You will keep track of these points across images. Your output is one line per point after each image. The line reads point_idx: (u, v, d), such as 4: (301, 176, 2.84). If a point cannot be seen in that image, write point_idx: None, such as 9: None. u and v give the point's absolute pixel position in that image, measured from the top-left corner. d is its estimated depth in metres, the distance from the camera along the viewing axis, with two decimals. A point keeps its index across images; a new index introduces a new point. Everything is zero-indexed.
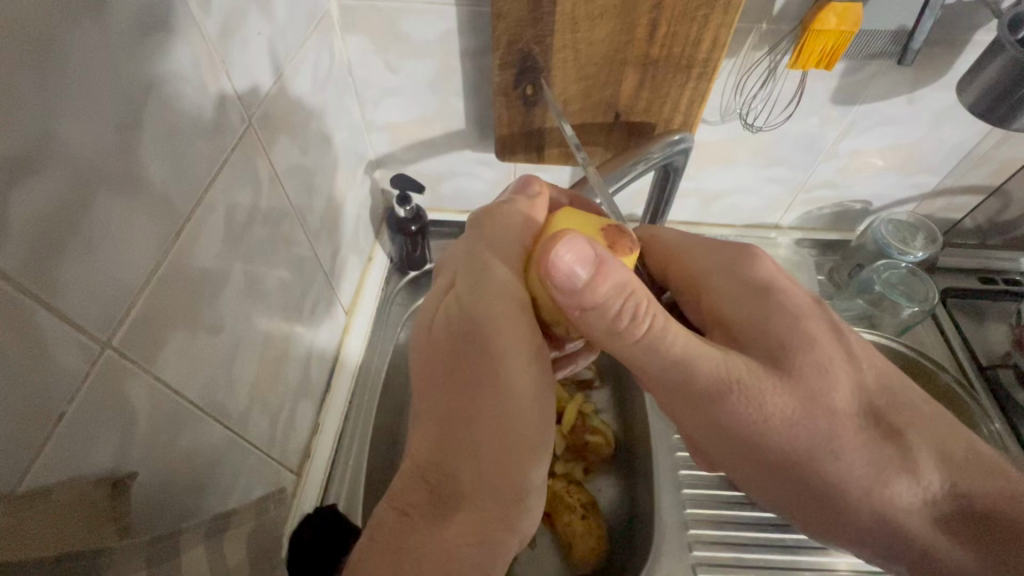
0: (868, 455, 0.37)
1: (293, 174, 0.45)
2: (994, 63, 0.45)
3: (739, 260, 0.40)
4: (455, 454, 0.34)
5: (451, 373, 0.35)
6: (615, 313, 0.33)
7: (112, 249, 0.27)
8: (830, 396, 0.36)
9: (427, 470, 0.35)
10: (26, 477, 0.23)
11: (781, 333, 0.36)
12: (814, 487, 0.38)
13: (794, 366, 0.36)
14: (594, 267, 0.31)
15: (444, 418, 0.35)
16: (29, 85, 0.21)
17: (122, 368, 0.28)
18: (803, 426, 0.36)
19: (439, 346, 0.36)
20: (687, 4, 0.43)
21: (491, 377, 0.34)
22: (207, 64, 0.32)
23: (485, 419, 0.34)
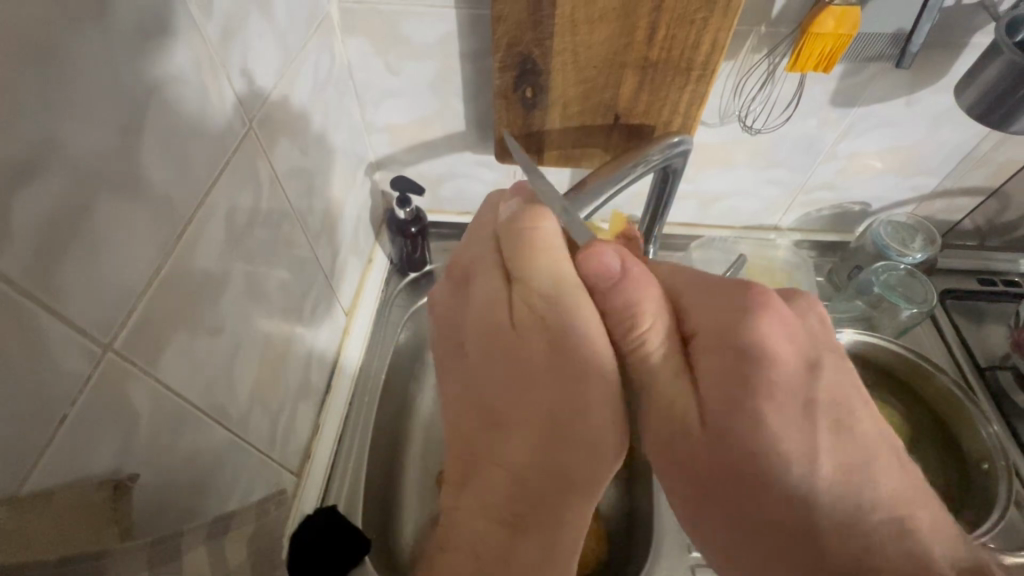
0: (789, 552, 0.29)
1: (294, 176, 0.46)
2: (992, 65, 0.45)
3: (737, 313, 0.31)
4: (562, 457, 0.33)
5: (543, 373, 0.34)
6: (616, 324, 0.34)
7: (113, 251, 0.27)
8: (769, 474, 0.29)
9: (529, 478, 0.33)
10: (27, 482, 0.24)
11: (749, 406, 0.29)
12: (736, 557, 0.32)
13: (727, 426, 0.30)
14: (622, 274, 0.33)
15: (540, 422, 0.33)
16: (31, 91, 0.22)
17: (123, 370, 0.28)
18: (715, 488, 0.31)
19: (521, 346, 0.34)
20: (687, 7, 0.43)
21: (591, 374, 0.33)
22: (208, 67, 0.32)
23: (591, 415, 0.33)
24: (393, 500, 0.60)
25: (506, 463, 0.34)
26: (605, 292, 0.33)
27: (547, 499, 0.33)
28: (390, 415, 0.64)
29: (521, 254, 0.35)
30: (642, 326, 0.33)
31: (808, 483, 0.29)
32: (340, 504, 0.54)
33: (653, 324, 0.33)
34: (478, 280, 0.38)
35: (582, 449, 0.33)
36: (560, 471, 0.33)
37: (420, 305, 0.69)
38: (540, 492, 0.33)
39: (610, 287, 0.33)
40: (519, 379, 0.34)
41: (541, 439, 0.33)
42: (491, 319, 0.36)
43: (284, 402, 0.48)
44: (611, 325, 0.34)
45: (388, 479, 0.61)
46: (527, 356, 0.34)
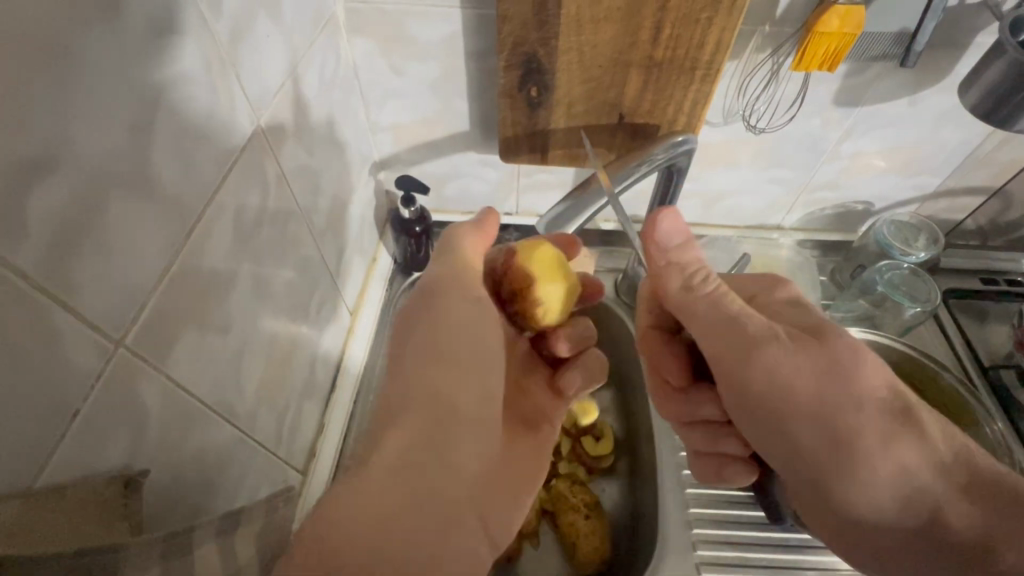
0: (882, 426, 0.36)
1: (301, 176, 0.46)
2: (994, 65, 0.45)
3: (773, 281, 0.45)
4: (400, 394, 0.37)
5: (416, 328, 0.40)
6: (694, 271, 0.42)
7: (125, 249, 0.27)
8: (859, 372, 0.36)
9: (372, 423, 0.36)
10: (42, 474, 0.24)
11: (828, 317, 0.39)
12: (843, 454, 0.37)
13: (827, 340, 0.37)
14: (684, 237, 0.42)
15: (400, 369, 0.39)
16: (48, 90, 0.22)
17: (135, 367, 0.29)
18: (829, 395, 0.36)
19: (408, 310, 0.41)
20: (691, 7, 0.44)
21: (441, 323, 0.40)
22: (216, 65, 0.32)
23: (439, 357, 0.39)
24: None
25: (378, 407, 0.37)
26: (681, 245, 0.42)
27: (380, 434, 0.35)
28: None
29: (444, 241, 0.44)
30: (715, 277, 0.41)
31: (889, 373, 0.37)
32: None
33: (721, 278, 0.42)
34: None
35: (421, 390, 0.37)
36: (394, 407, 0.37)
37: None
38: (387, 426, 0.35)
39: (674, 247, 0.42)
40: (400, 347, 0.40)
41: (395, 381, 0.38)
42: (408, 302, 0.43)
43: (290, 401, 0.48)
44: (691, 274, 0.42)
45: None
46: (405, 326, 0.41)
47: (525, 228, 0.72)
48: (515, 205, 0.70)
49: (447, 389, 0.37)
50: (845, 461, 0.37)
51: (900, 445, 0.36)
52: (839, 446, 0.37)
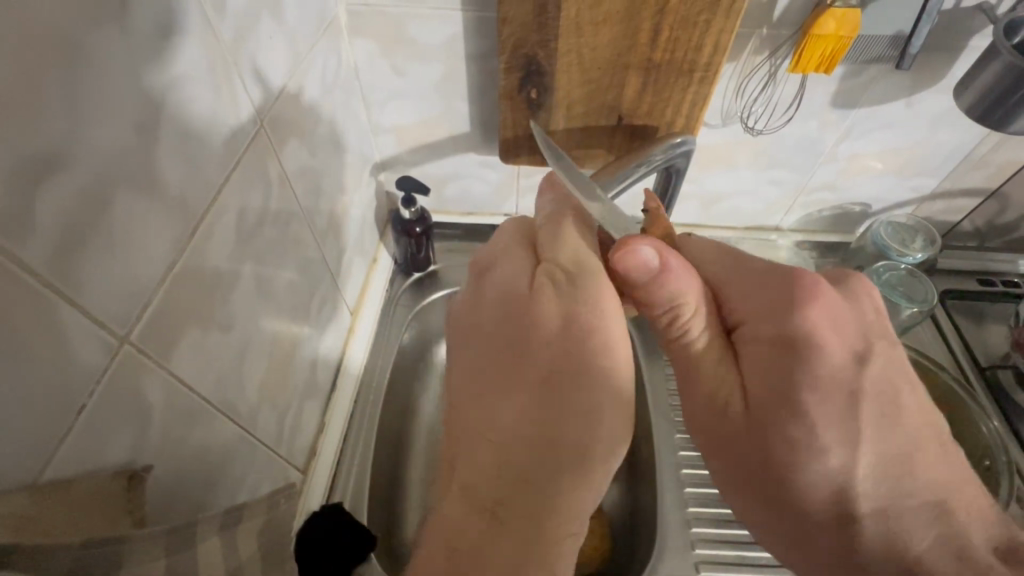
0: (833, 542, 0.37)
1: (303, 176, 0.46)
2: (991, 67, 0.45)
3: (790, 298, 0.36)
4: (551, 423, 0.34)
5: (559, 345, 0.35)
6: (661, 312, 0.39)
7: (132, 247, 0.27)
8: (812, 468, 0.36)
9: (513, 451, 0.33)
10: (48, 467, 0.24)
11: (793, 389, 0.35)
12: (799, 556, 0.39)
13: (771, 423, 0.36)
14: (657, 273, 0.36)
15: (533, 391, 0.34)
16: (57, 89, 0.22)
17: (139, 363, 0.29)
18: (780, 502, 0.38)
19: (541, 324, 0.36)
20: (689, 9, 0.44)
21: (605, 342, 0.35)
22: (219, 67, 0.33)
23: (598, 376, 0.35)
24: (398, 499, 0.61)
25: (512, 439, 0.33)
26: (650, 282, 0.36)
27: (537, 484, 0.33)
28: (396, 413, 0.64)
29: (552, 239, 0.39)
30: (683, 317, 0.39)
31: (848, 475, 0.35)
32: (345, 501, 0.54)
33: (697, 312, 0.39)
34: (500, 267, 0.40)
35: (577, 419, 0.34)
36: (547, 439, 0.33)
37: (424, 304, 0.70)
38: (541, 463, 0.33)
39: (642, 287, 0.37)
40: (523, 348, 0.36)
41: (534, 405, 0.34)
42: (487, 316, 0.38)
43: (291, 400, 0.49)
44: (654, 315, 0.39)
45: (394, 478, 0.61)
46: (535, 323, 0.36)
47: None
48: (514, 205, 0.70)
49: (616, 400, 0.35)
50: (787, 545, 0.39)
51: (839, 552, 0.37)
52: (802, 554, 0.39)
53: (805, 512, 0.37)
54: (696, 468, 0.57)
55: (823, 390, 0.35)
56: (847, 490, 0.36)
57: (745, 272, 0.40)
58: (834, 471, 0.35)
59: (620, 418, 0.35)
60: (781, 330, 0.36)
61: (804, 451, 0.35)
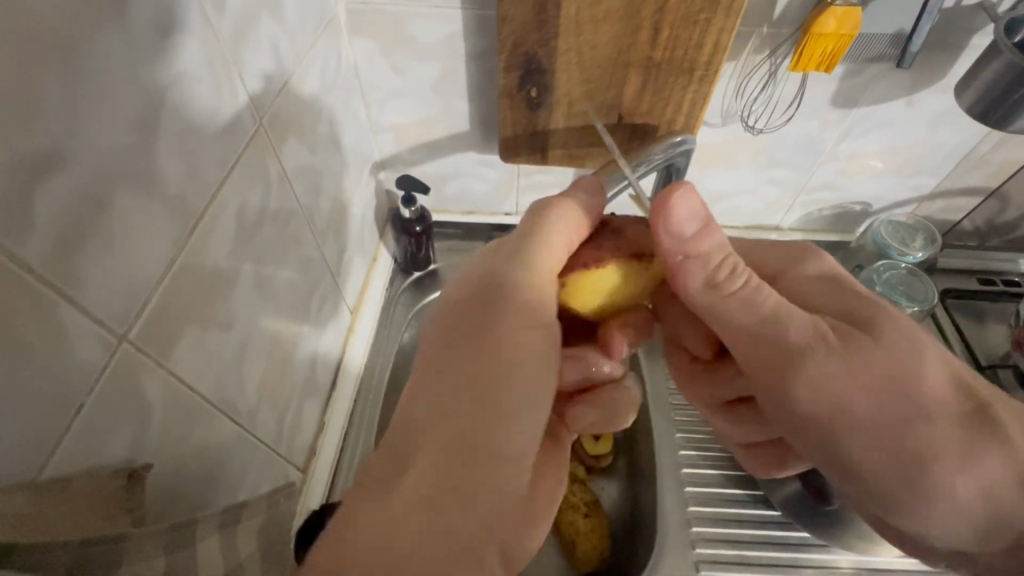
0: (951, 428, 0.34)
1: (302, 175, 0.46)
2: (991, 66, 0.45)
3: (801, 250, 0.43)
4: (450, 408, 0.34)
5: (475, 336, 0.37)
6: (719, 259, 0.37)
7: (132, 246, 0.27)
8: (915, 360, 0.35)
9: (414, 433, 0.34)
10: (48, 465, 0.24)
11: (858, 299, 0.38)
12: (904, 471, 0.35)
13: (868, 327, 0.36)
14: (703, 222, 0.36)
15: (453, 377, 0.35)
16: (56, 87, 0.22)
17: (138, 362, 0.29)
18: (892, 412, 0.35)
19: (469, 315, 0.38)
20: (689, 8, 0.44)
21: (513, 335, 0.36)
22: (219, 65, 0.33)
23: (500, 367, 0.35)
24: None
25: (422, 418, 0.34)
26: (696, 236, 0.36)
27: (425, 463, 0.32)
28: None
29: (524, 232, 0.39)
30: (740, 265, 0.37)
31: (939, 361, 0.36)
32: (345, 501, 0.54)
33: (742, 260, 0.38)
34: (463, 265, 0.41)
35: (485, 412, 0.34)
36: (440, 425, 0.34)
37: (424, 304, 0.70)
38: (447, 447, 0.33)
39: (686, 238, 0.36)
40: (455, 340, 0.37)
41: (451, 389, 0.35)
42: (445, 311, 0.39)
43: (291, 399, 0.49)
44: (713, 267, 0.37)
45: None
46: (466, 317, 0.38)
47: None
48: (514, 205, 0.70)
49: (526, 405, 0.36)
50: (892, 454, 0.35)
51: (952, 434, 0.34)
52: (902, 470, 0.35)
53: (937, 410, 0.34)
54: (696, 467, 0.57)
55: (875, 296, 0.39)
56: (944, 382, 0.35)
57: (771, 248, 0.45)
58: (933, 357, 0.36)
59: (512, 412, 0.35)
60: (821, 268, 0.41)
61: (902, 350, 0.35)
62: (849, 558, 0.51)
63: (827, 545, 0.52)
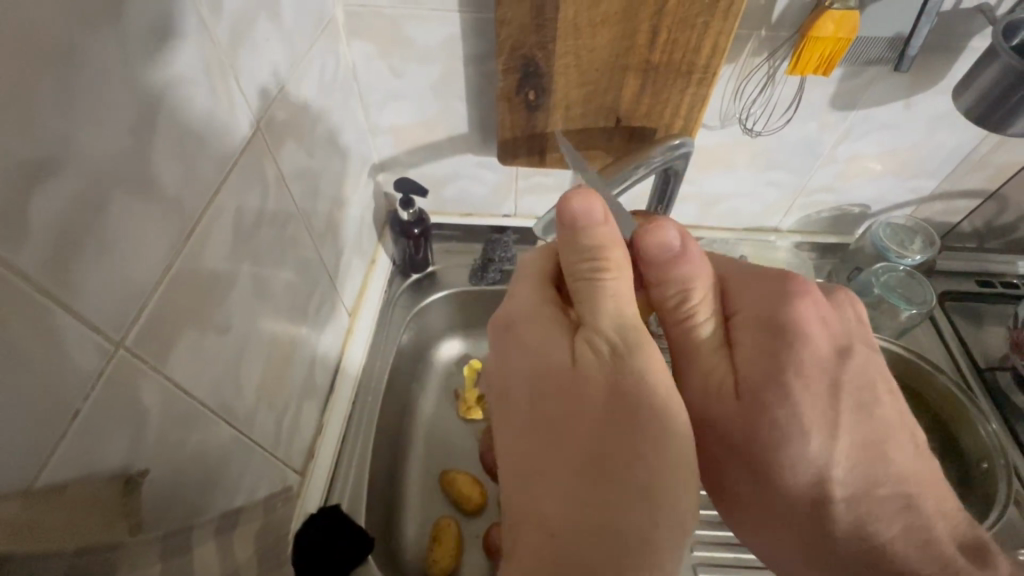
0: (787, 507, 0.38)
1: (299, 177, 0.46)
2: (988, 70, 0.45)
3: (783, 295, 0.37)
4: (608, 504, 0.29)
5: (601, 411, 0.31)
6: (670, 295, 0.38)
7: (127, 251, 0.27)
8: (790, 449, 0.36)
9: (570, 540, 0.29)
10: (44, 471, 0.24)
11: (781, 374, 0.36)
12: (744, 513, 0.40)
13: (756, 404, 0.36)
14: (680, 251, 0.37)
15: (580, 471, 0.30)
16: (48, 94, 0.22)
17: (134, 366, 0.29)
18: (747, 475, 0.38)
19: (580, 387, 0.32)
20: (688, 11, 0.44)
21: (652, 405, 0.31)
22: (216, 69, 0.33)
23: (648, 444, 0.30)
24: (397, 500, 0.61)
25: (575, 533, 0.29)
26: (667, 264, 0.37)
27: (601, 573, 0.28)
28: (394, 415, 0.64)
29: (591, 294, 0.34)
30: (694, 302, 0.38)
31: (822, 456, 0.36)
32: (343, 503, 0.54)
33: (707, 300, 0.39)
34: (533, 326, 0.36)
35: (633, 495, 0.30)
36: (603, 523, 0.29)
37: (423, 306, 0.70)
38: (615, 550, 0.28)
39: (666, 262, 0.37)
40: (570, 417, 0.32)
41: (580, 484, 0.30)
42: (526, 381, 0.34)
43: (289, 401, 0.49)
44: (663, 299, 0.39)
45: (392, 479, 0.61)
46: (579, 389, 0.32)
47: (523, 231, 0.72)
48: (513, 207, 0.70)
49: (678, 466, 0.30)
50: (734, 500, 0.40)
51: (788, 510, 0.38)
52: (737, 511, 0.41)
53: (786, 495, 0.37)
54: None
55: (807, 374, 0.36)
56: (807, 474, 0.37)
57: (749, 274, 0.40)
58: (814, 454, 0.36)
59: (684, 490, 0.30)
60: (804, 314, 0.37)
61: (780, 436, 0.36)
62: None
63: None
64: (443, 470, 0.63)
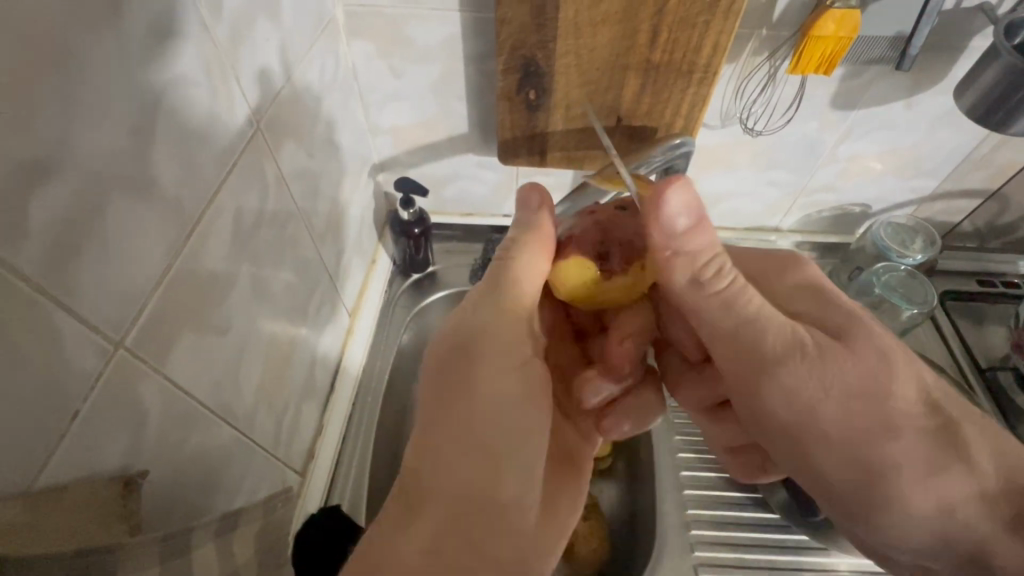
0: (915, 445, 0.36)
1: (299, 177, 0.46)
2: (988, 69, 0.45)
3: (795, 265, 0.44)
4: (443, 451, 0.34)
5: (449, 380, 0.36)
6: (704, 262, 0.37)
7: (127, 251, 0.27)
8: (890, 380, 0.37)
9: (411, 477, 0.34)
10: (43, 472, 0.24)
11: (854, 317, 0.39)
12: (864, 473, 0.38)
13: (854, 342, 0.37)
14: (695, 219, 0.36)
15: (431, 424, 0.35)
16: (48, 92, 0.22)
17: (133, 367, 0.29)
18: (862, 420, 0.37)
19: (446, 363, 0.37)
20: (688, 10, 0.44)
21: (479, 377, 0.36)
22: (216, 69, 0.33)
23: (482, 408, 0.35)
24: None
25: (432, 478, 0.33)
26: (682, 238, 0.36)
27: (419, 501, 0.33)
28: (394, 415, 0.64)
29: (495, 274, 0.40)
30: (728, 266, 0.38)
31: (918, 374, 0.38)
32: (343, 503, 0.54)
33: (733, 265, 0.38)
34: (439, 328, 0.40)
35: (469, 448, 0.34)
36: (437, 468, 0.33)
37: (423, 306, 0.70)
38: (440, 489, 0.33)
39: (679, 233, 0.36)
40: (439, 387, 0.36)
41: (425, 435, 0.35)
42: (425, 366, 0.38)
43: (289, 401, 0.49)
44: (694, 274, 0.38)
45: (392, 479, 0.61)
46: (440, 366, 0.37)
47: None
48: (513, 208, 0.70)
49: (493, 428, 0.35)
50: (854, 462, 0.38)
51: (921, 448, 0.36)
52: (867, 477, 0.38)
53: (903, 427, 0.36)
54: (695, 469, 0.57)
55: (863, 314, 0.40)
56: (917, 398, 0.37)
57: (752, 257, 0.46)
58: (913, 377, 0.37)
59: (502, 449, 0.35)
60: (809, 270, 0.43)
61: (882, 363, 0.37)
62: (848, 561, 0.51)
63: (826, 547, 0.52)
64: None
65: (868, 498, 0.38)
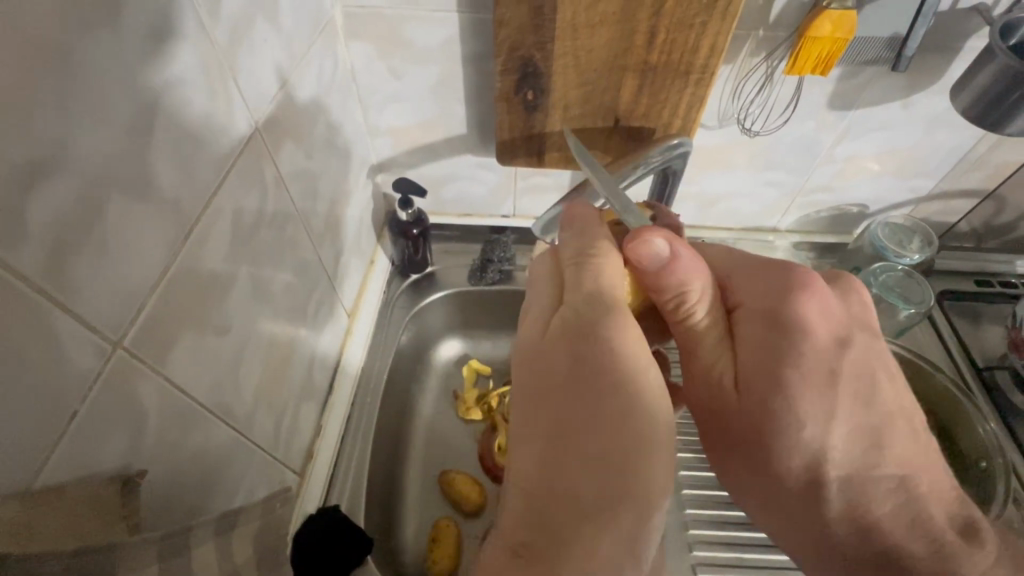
0: (800, 497, 0.40)
1: (298, 178, 0.46)
2: (984, 70, 0.45)
3: (782, 285, 0.39)
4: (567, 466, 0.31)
5: (568, 380, 0.33)
6: (667, 298, 0.38)
7: (125, 251, 0.27)
8: (792, 438, 0.38)
9: (537, 493, 0.31)
10: (42, 472, 0.24)
11: (777, 368, 0.38)
12: (766, 504, 0.43)
13: (759, 400, 0.38)
14: (670, 258, 0.36)
15: (551, 433, 0.32)
16: (47, 90, 0.22)
17: (132, 367, 0.29)
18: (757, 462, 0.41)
19: (556, 362, 0.34)
20: (685, 12, 0.44)
21: (603, 374, 0.33)
22: (214, 71, 0.33)
23: (608, 410, 0.32)
24: (396, 500, 0.61)
25: (580, 501, 0.30)
26: (657, 274, 0.37)
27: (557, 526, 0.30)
28: (393, 415, 0.64)
29: (577, 279, 0.36)
30: (690, 301, 0.38)
31: (821, 442, 0.38)
32: (342, 503, 0.54)
33: (704, 299, 0.38)
34: (529, 319, 0.37)
35: (605, 460, 0.31)
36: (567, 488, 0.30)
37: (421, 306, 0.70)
38: (576, 507, 0.30)
39: (653, 272, 0.37)
40: (551, 389, 0.33)
41: (546, 446, 0.32)
42: (527, 360, 0.35)
43: (288, 402, 0.49)
44: (661, 303, 0.39)
45: (392, 479, 0.61)
46: (549, 364, 0.34)
47: (522, 230, 0.73)
48: (511, 208, 0.70)
49: (634, 433, 0.32)
50: (759, 492, 0.43)
51: (802, 502, 0.40)
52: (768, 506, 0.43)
53: (791, 483, 0.40)
54: (695, 469, 0.57)
55: (806, 364, 0.38)
56: (809, 462, 0.39)
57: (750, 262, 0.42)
58: (811, 442, 0.38)
59: (644, 453, 0.31)
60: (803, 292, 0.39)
61: (787, 421, 0.38)
62: None
63: None
64: (443, 469, 0.63)
65: (772, 522, 0.43)
